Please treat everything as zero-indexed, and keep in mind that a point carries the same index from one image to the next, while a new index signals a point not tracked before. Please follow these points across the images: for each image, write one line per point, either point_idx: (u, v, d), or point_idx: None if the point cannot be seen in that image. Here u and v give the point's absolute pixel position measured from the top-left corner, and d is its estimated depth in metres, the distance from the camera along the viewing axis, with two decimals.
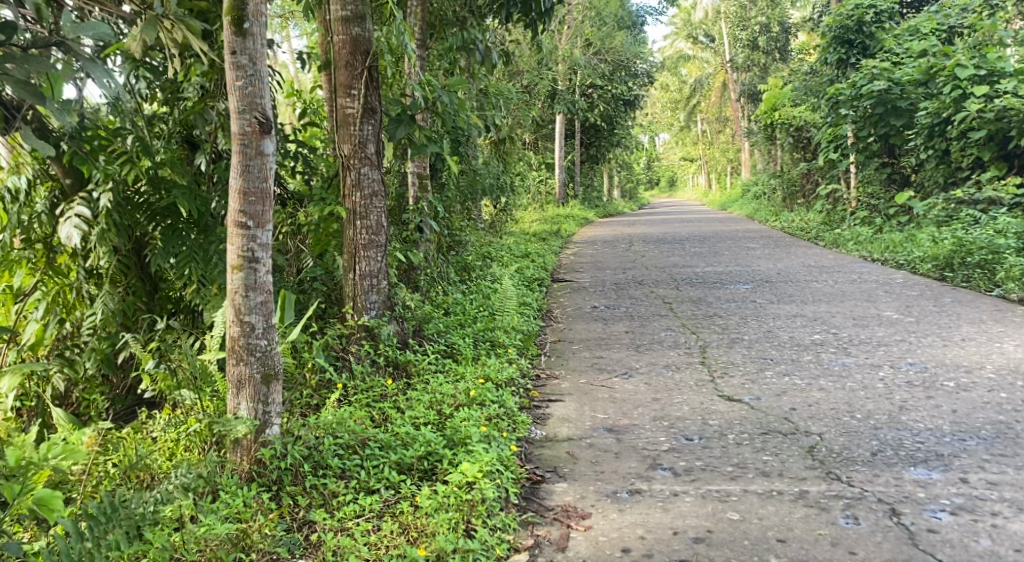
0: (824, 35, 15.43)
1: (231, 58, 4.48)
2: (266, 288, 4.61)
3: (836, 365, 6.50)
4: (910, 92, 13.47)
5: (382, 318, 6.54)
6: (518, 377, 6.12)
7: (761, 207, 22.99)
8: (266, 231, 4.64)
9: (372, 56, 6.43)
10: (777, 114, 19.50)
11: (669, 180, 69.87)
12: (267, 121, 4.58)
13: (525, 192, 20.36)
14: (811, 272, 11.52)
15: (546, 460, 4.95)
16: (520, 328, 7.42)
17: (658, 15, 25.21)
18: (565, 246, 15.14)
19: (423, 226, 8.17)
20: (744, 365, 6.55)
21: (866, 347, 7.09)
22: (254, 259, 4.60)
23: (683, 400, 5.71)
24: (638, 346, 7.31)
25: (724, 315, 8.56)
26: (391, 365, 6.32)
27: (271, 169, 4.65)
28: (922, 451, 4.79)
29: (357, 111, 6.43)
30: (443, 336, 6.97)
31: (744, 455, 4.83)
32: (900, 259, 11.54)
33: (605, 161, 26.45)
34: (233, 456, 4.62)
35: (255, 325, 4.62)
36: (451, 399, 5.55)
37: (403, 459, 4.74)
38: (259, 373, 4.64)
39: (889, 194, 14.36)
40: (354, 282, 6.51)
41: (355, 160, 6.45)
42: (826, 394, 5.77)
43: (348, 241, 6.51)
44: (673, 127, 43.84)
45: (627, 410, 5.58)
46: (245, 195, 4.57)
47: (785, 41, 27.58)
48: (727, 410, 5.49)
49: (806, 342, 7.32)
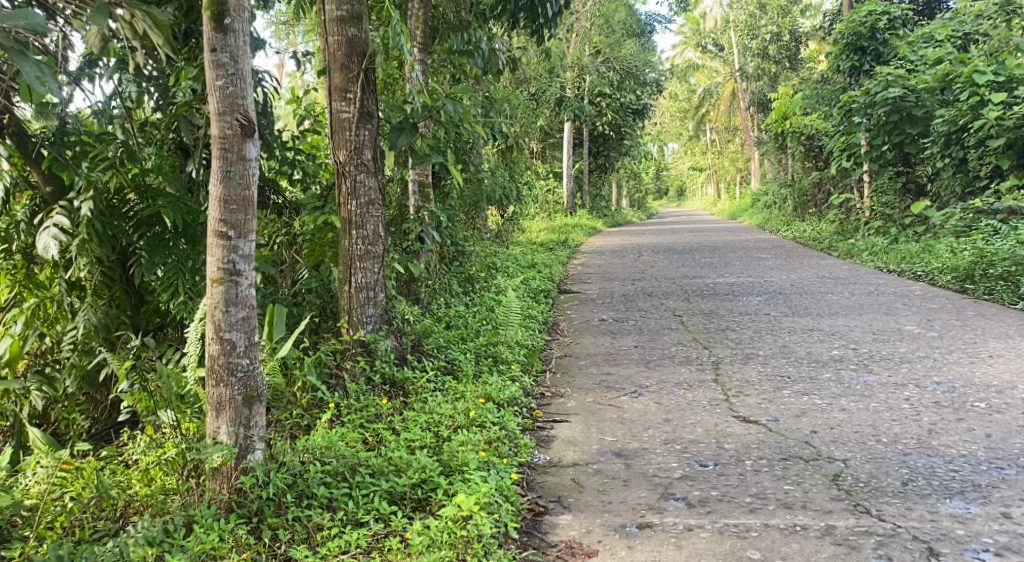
0: (836, 42, 15.07)
1: (210, 56, 4.19)
2: (248, 303, 4.30)
3: (858, 384, 6.16)
4: (925, 99, 13.10)
5: (379, 332, 6.22)
6: (521, 396, 5.79)
7: (772, 217, 22.63)
8: (249, 241, 4.33)
9: (368, 57, 6.12)
10: (788, 123, 19.16)
11: (677, 189, 69.57)
12: (250, 123, 4.28)
13: (532, 201, 20.01)
14: (826, 283, 11.17)
15: (549, 489, 4.62)
16: (524, 342, 7.09)
17: (667, 23, 24.88)
18: (573, 256, 14.81)
19: (425, 235, 7.83)
20: (760, 383, 6.19)
21: (889, 364, 6.74)
22: (235, 272, 4.29)
23: (696, 422, 5.37)
24: (649, 362, 6.97)
25: (737, 328, 8.21)
26: (388, 383, 6.02)
27: (254, 175, 4.34)
28: (958, 481, 4.45)
29: (353, 115, 6.12)
30: (443, 351, 6.65)
31: (763, 484, 4.49)
32: (918, 270, 11.19)
33: (613, 171, 26.15)
34: (211, 485, 4.30)
35: (236, 343, 4.30)
36: (449, 421, 5.24)
37: (395, 488, 4.42)
38: (240, 394, 4.33)
39: (904, 204, 14.00)
40: (349, 295, 6.19)
41: (351, 167, 6.14)
42: (848, 415, 5.42)
43: (343, 252, 6.20)
44: (681, 137, 43.50)
45: (637, 432, 5.24)
46: (226, 203, 4.26)
47: (796, 50, 27.25)
48: (744, 433, 5.14)
49: (825, 358, 6.98)
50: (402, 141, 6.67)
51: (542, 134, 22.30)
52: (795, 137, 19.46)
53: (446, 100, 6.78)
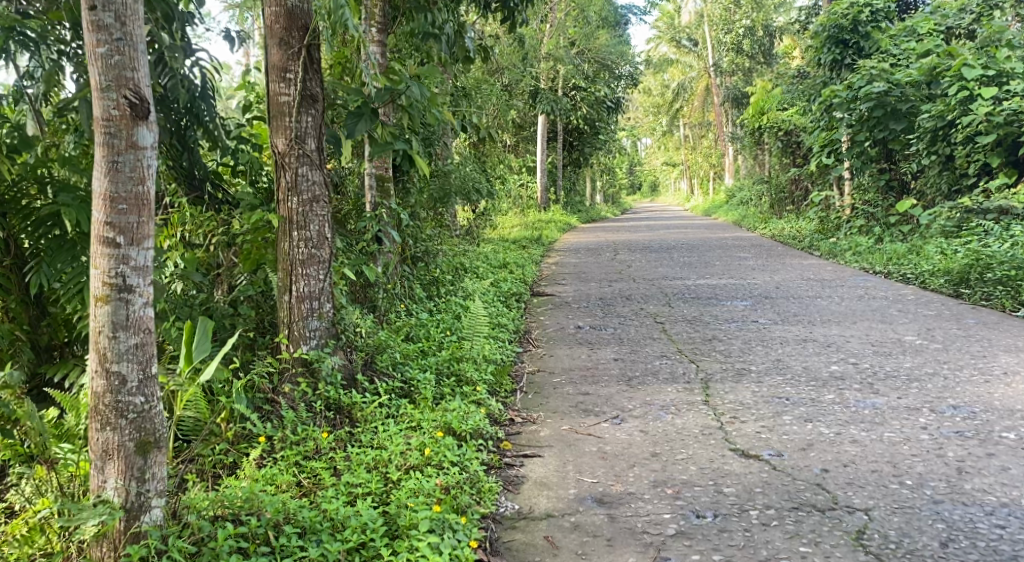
0: (817, 34, 14.28)
1: (90, 15, 3.40)
2: (142, 327, 3.52)
3: (865, 407, 5.38)
4: (910, 94, 12.35)
5: (324, 349, 5.41)
6: (486, 426, 5.00)
7: (746, 214, 21.94)
8: (143, 250, 3.54)
9: (311, 32, 5.31)
10: (764, 118, 18.38)
11: (652, 183, 69.21)
12: (143, 103, 3.50)
13: (504, 197, 19.22)
14: (812, 286, 10.48)
15: (517, 552, 3.88)
16: (492, 358, 6.31)
17: (641, 14, 24.08)
18: (547, 254, 14.10)
19: (382, 235, 7.04)
20: (757, 408, 5.42)
21: (895, 383, 5.93)
22: (125, 288, 3.51)
23: (688, 457, 4.62)
24: (631, 380, 6.20)
25: (724, 339, 7.45)
26: (332, 409, 5.25)
27: (149, 168, 3.55)
28: (1007, 542, 3.77)
29: (293, 99, 5.30)
30: (399, 369, 5.85)
31: (775, 546, 3.79)
32: (908, 273, 10.48)
33: (586, 165, 25.41)
34: (96, 552, 3.56)
35: (126, 378, 3.52)
36: (401, 460, 4.46)
37: (327, 555, 3.68)
38: (132, 440, 3.55)
39: (888, 202, 13.32)
40: (289, 306, 5.36)
41: (291, 158, 5.31)
42: (861, 447, 4.63)
43: (282, 256, 5.37)
44: (654, 133, 42.88)
45: (621, 470, 4.49)
46: (113, 202, 3.48)
47: (770, 45, 26.63)
48: (745, 472, 4.39)
49: (823, 375, 6.19)
50: (359, 130, 6.07)
51: (514, 127, 21.56)
52: (772, 132, 18.74)
53: (409, 84, 6.02)
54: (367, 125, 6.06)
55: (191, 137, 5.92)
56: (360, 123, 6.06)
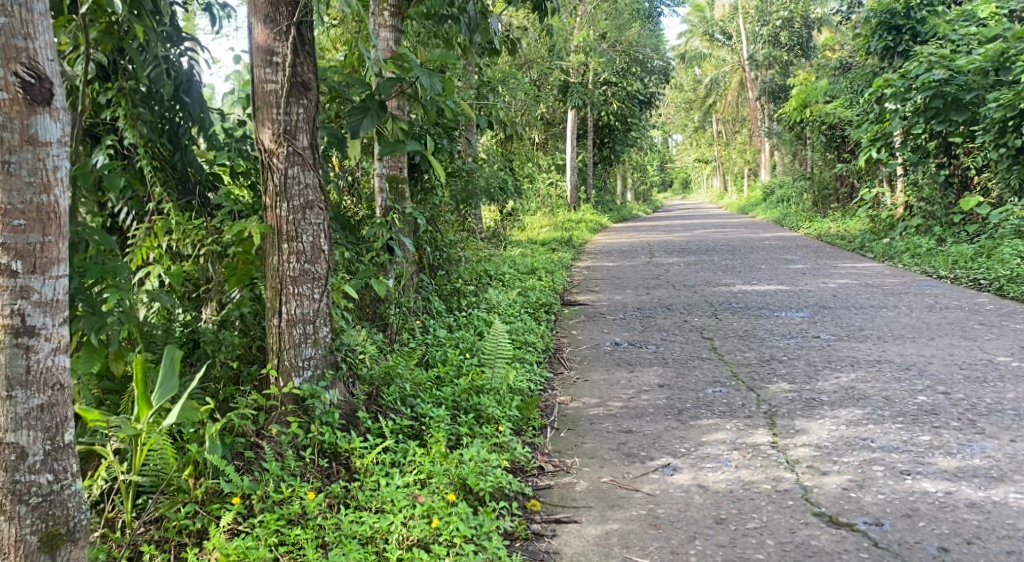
0: (866, 21, 13.17)
1: None
2: (45, 384, 3.08)
3: (972, 451, 4.45)
4: (975, 82, 11.10)
5: (319, 383, 4.53)
6: (509, 482, 4.13)
7: (788, 211, 20.81)
8: (49, 280, 3.13)
9: (303, 6, 4.41)
10: (806, 111, 17.02)
11: (683, 180, 68.13)
12: (43, 84, 3.07)
13: (532, 197, 18.33)
14: (873, 293, 9.47)
15: None
16: (518, 388, 5.41)
17: (675, 6, 22.89)
18: (577, 257, 13.17)
19: (394, 244, 6.12)
20: (839, 451, 4.52)
21: (1002, 418, 4.99)
22: (24, 333, 3.08)
23: (764, 525, 3.80)
24: (681, 413, 5.26)
25: (784, 359, 6.51)
26: (327, 456, 4.38)
27: (56, 172, 3.13)
28: None
29: (281, 87, 4.41)
30: (410, 403, 4.96)
31: None
32: (979, 278, 9.43)
33: (617, 162, 24.33)
34: None
35: (27, 450, 3.09)
36: (403, 533, 3.73)
37: None
38: (34, 534, 3.11)
39: (948, 200, 12.20)
40: (278, 332, 4.49)
41: (278, 156, 4.42)
42: (984, 515, 3.79)
43: (271, 272, 4.49)
44: (684, 129, 41.73)
45: (682, 545, 3.72)
46: (8, 214, 3.05)
47: (810, 37, 25.35)
48: (839, 551, 3.61)
49: (911, 408, 5.22)
50: (365, 127, 5.16)
51: (543, 122, 20.70)
52: (814, 127, 17.52)
53: (420, 74, 5.06)
54: (373, 121, 5.14)
55: (184, 134, 5.12)
56: (365, 119, 5.14)
